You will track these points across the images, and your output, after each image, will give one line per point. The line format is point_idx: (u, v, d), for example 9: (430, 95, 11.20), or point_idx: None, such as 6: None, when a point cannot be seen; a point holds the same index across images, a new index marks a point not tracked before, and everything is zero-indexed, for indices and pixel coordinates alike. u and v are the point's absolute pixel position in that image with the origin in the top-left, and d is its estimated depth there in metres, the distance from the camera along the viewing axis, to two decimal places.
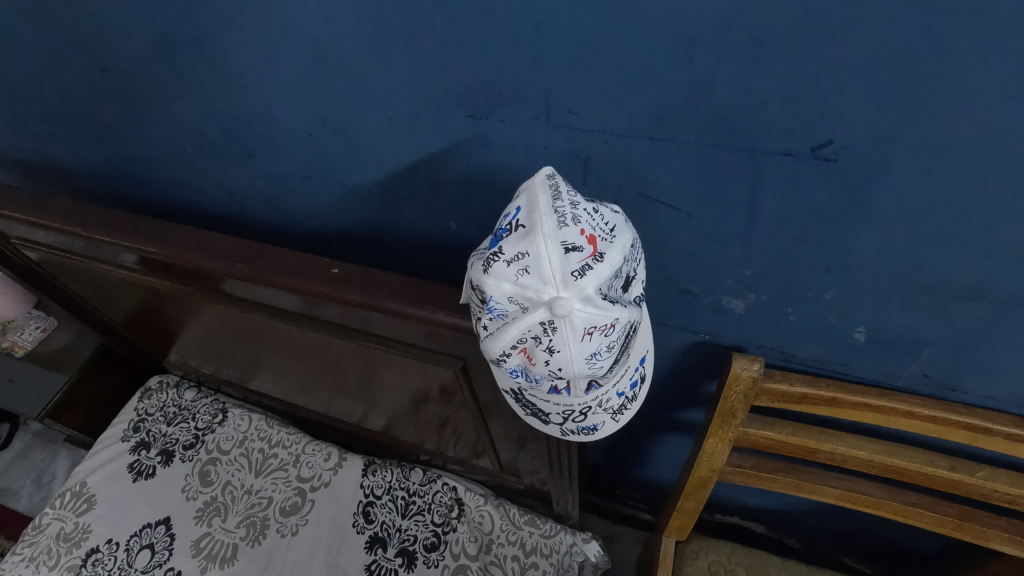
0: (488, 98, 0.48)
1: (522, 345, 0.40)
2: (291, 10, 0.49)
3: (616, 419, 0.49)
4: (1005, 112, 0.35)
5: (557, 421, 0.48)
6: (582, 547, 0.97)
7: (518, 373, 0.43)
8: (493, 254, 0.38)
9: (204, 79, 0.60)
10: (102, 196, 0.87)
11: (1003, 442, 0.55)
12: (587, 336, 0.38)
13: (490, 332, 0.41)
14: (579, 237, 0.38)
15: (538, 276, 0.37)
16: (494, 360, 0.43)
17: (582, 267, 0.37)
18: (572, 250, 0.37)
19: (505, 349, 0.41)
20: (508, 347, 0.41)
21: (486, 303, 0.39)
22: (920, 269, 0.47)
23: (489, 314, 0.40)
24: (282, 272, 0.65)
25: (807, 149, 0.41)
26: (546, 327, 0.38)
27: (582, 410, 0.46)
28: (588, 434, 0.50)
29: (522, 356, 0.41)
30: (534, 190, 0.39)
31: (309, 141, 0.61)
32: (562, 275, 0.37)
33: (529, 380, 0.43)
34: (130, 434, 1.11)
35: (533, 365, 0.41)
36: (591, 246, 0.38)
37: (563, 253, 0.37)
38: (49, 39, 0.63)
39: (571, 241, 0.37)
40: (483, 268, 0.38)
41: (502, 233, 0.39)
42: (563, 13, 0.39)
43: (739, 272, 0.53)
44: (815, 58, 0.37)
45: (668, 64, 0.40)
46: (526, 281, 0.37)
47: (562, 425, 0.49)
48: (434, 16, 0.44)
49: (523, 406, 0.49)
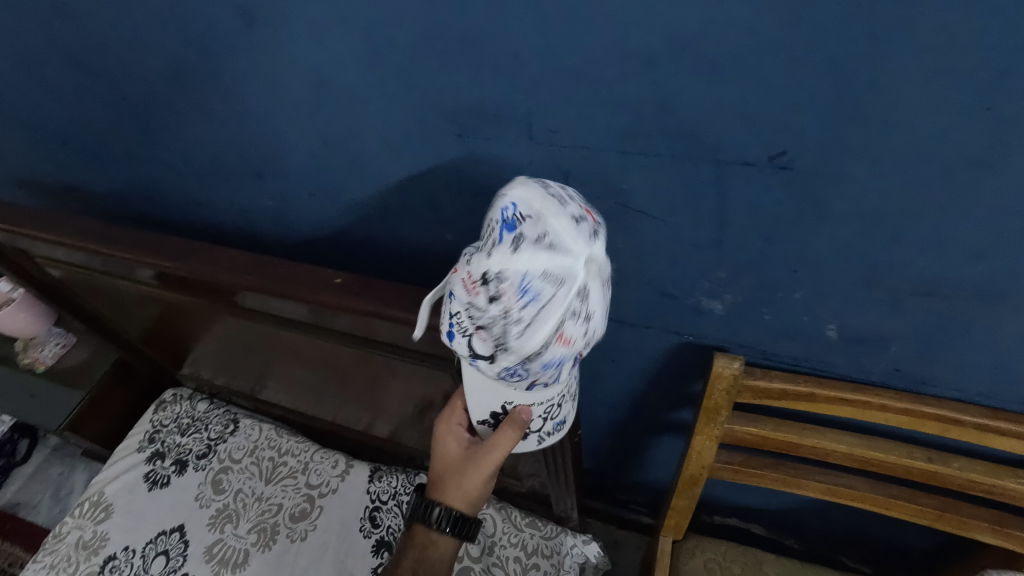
0: (475, 117, 0.52)
1: (561, 328, 0.43)
2: (295, 43, 0.54)
3: (575, 405, 0.58)
4: (935, 122, 0.39)
5: (534, 428, 0.56)
6: (582, 548, 1.00)
7: (550, 365, 0.45)
8: (518, 240, 0.41)
9: (216, 106, 0.65)
10: (120, 216, 0.92)
11: (973, 432, 0.57)
12: (583, 313, 0.42)
13: (490, 325, 0.43)
14: (578, 210, 0.43)
15: (566, 247, 0.41)
16: (488, 355, 0.45)
17: (592, 230, 0.43)
18: (580, 220, 0.43)
19: (546, 338, 0.42)
20: (549, 335, 0.42)
21: (520, 290, 0.41)
22: (879, 267, 0.50)
23: (488, 307, 0.43)
24: (289, 283, 0.69)
25: (766, 159, 0.45)
26: (582, 294, 0.42)
27: (557, 403, 0.54)
28: (560, 427, 0.59)
29: (559, 342, 0.43)
30: (520, 184, 0.43)
31: (313, 161, 0.65)
32: (583, 240, 0.42)
33: (559, 367, 0.46)
34: (145, 444, 1.15)
35: (571, 345, 0.44)
36: (587, 215, 0.44)
37: (576, 223, 0.42)
38: (74, 72, 0.69)
39: (576, 213, 0.43)
40: (513, 253, 0.41)
41: (510, 224, 0.41)
42: (537, 41, 0.44)
43: (714, 274, 0.57)
44: (764, 80, 0.41)
45: (633, 85, 0.44)
46: (558, 256, 0.41)
47: (538, 432, 0.57)
48: (423, 45, 0.48)
49: (503, 406, 0.54)
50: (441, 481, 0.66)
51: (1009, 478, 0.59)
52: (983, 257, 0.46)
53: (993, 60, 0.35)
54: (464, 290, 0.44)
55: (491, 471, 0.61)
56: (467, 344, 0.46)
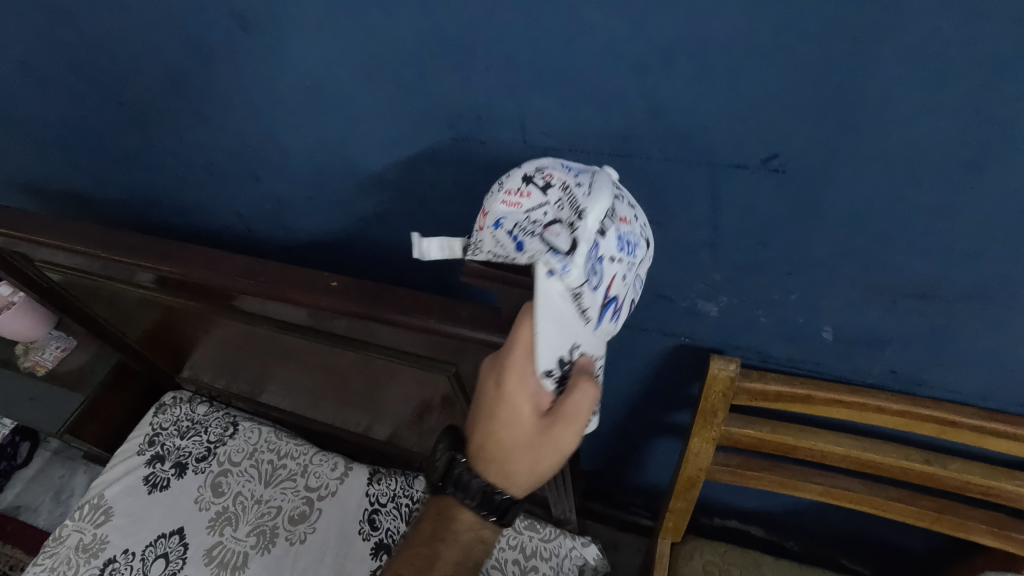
0: (469, 122, 0.52)
1: (619, 204, 0.43)
2: (289, 48, 0.54)
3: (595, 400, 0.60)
4: (925, 125, 0.39)
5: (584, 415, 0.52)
6: (581, 550, 0.98)
7: (623, 249, 0.42)
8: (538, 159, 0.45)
9: (212, 110, 0.65)
10: (119, 220, 0.92)
11: (969, 433, 0.57)
12: (626, 197, 0.45)
13: (557, 210, 0.42)
14: None
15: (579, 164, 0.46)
16: (566, 245, 0.40)
17: None
18: None
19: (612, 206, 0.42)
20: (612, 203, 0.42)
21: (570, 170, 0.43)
22: (873, 268, 0.50)
23: (546, 196, 0.42)
24: (286, 287, 0.69)
25: (758, 162, 0.45)
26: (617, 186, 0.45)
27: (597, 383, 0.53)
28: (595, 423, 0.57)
29: (622, 220, 0.43)
30: None
31: (310, 165, 0.65)
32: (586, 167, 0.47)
33: (631, 257, 0.43)
34: (145, 447, 1.15)
35: (632, 224, 0.43)
36: None
37: None
38: (71, 77, 0.69)
39: None
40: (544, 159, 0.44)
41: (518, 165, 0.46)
42: (530, 46, 0.44)
43: (709, 276, 0.57)
44: (755, 85, 0.41)
45: (625, 88, 0.44)
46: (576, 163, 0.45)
47: None
48: (417, 49, 0.48)
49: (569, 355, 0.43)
50: (481, 463, 0.49)
51: (1006, 480, 0.59)
52: (976, 258, 0.46)
53: (981, 63, 0.35)
54: (512, 203, 0.43)
55: (556, 467, 0.45)
56: (537, 246, 0.42)
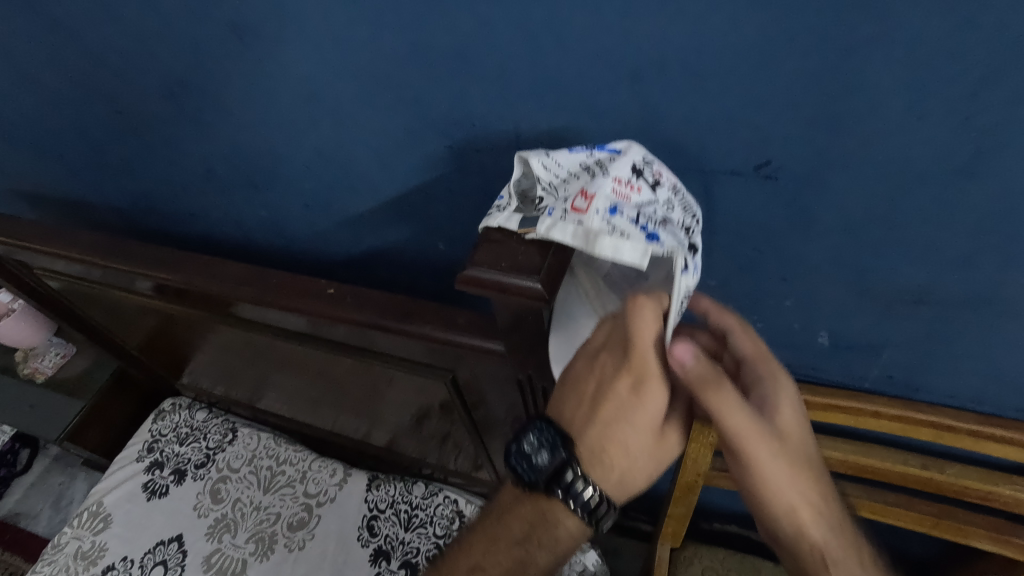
0: (465, 130, 0.52)
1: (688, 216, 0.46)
2: (286, 58, 0.54)
3: None
4: (917, 132, 0.40)
5: None
6: (581, 556, 0.97)
7: None
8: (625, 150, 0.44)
9: (211, 119, 0.65)
10: (119, 227, 0.93)
11: (966, 438, 0.57)
12: None
13: (668, 211, 0.42)
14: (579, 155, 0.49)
15: None
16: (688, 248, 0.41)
17: None
18: None
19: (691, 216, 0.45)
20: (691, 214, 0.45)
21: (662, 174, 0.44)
22: (867, 273, 0.51)
23: (655, 195, 0.42)
24: (284, 293, 0.69)
25: (752, 168, 0.46)
26: None
27: None
28: None
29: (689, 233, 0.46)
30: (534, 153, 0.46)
31: (307, 172, 0.66)
32: None
33: None
34: (144, 454, 1.15)
35: None
36: None
37: None
38: (70, 86, 0.69)
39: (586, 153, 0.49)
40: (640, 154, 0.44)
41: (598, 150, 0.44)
42: (524, 55, 0.44)
43: (705, 282, 0.57)
44: (748, 93, 0.41)
45: (618, 98, 0.45)
46: None
47: None
48: (413, 59, 0.49)
49: None
50: (593, 464, 0.50)
51: (1004, 485, 0.59)
52: (970, 264, 0.47)
53: (972, 73, 0.36)
54: (624, 193, 0.42)
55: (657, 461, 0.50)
56: (666, 233, 0.40)
